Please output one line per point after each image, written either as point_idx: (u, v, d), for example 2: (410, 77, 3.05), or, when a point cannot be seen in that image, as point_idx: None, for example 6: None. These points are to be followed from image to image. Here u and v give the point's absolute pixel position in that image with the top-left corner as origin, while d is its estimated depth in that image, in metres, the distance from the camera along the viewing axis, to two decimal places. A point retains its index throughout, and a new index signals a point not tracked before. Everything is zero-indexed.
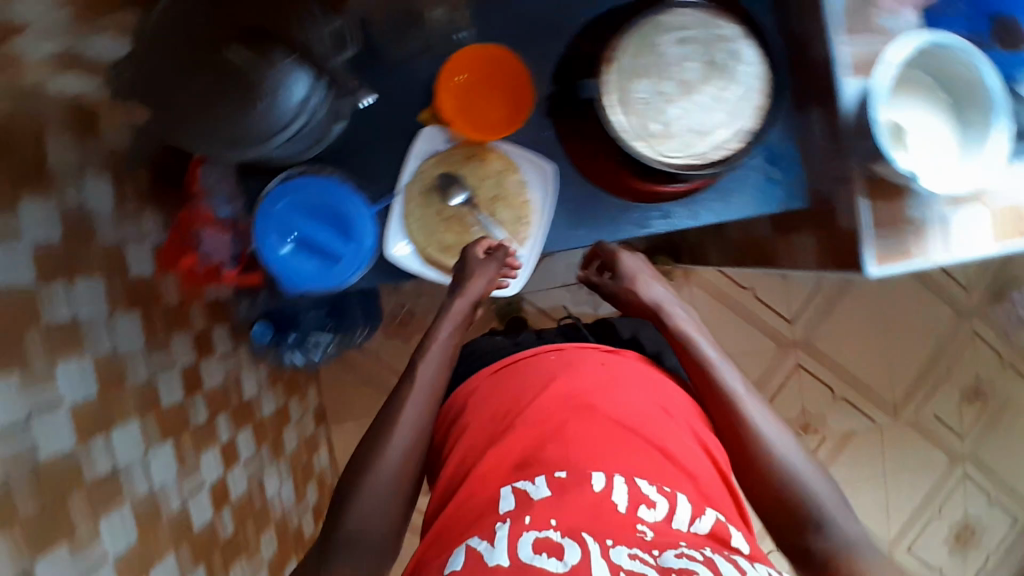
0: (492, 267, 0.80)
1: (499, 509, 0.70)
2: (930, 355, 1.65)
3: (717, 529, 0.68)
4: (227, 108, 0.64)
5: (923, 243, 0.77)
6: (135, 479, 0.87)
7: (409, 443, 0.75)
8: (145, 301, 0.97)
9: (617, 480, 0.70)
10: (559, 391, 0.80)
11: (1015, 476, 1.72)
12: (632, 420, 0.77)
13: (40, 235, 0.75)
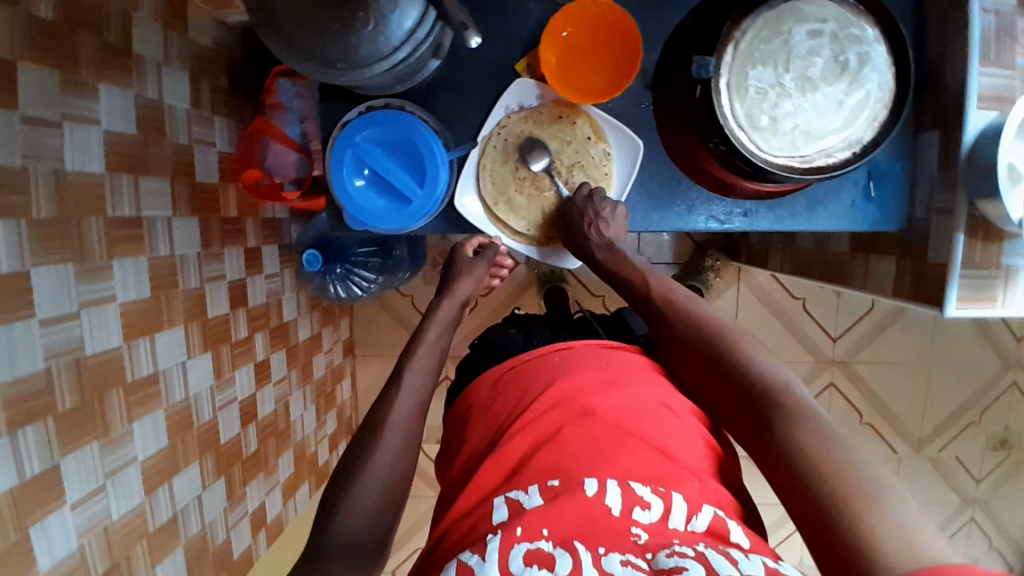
0: (480, 267, 0.82)
1: (490, 519, 0.63)
2: (968, 398, 1.60)
3: (716, 524, 0.62)
4: (334, 26, 0.61)
5: (1008, 291, 0.74)
6: (173, 386, 0.88)
7: (403, 441, 0.67)
8: (205, 210, 0.96)
9: (611, 484, 0.63)
10: (551, 392, 0.74)
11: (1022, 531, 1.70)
12: (629, 420, 0.70)
13: (110, 122, 0.74)
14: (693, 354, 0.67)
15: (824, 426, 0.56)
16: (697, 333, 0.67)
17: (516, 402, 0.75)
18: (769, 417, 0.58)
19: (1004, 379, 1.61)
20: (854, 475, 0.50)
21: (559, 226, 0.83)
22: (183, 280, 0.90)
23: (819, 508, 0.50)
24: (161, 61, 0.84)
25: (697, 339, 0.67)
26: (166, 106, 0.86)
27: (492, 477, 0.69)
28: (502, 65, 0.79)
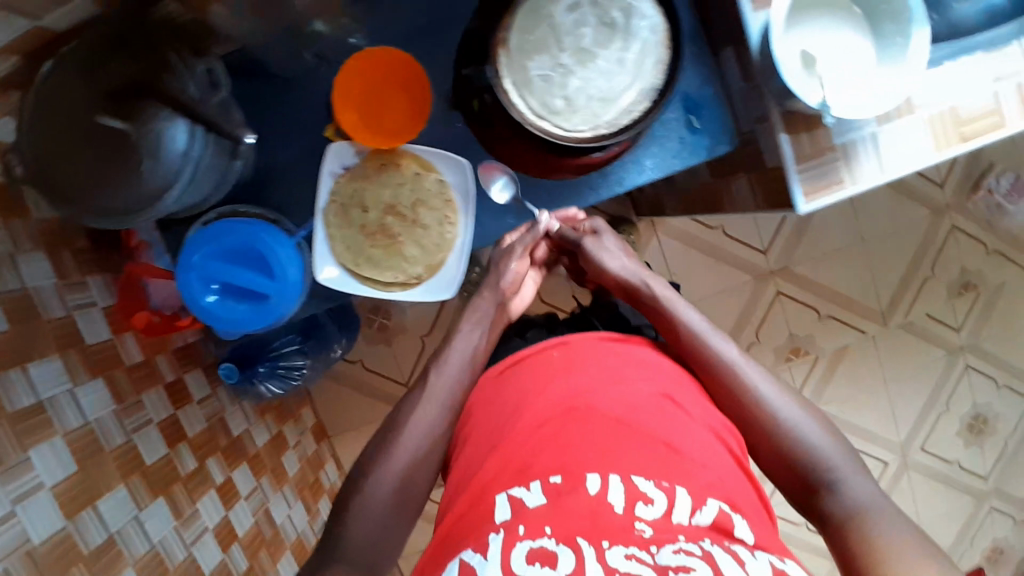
0: (520, 253, 0.84)
1: (489, 520, 0.59)
2: (914, 258, 1.61)
3: (721, 518, 0.58)
4: (119, 178, 0.63)
5: (852, 169, 0.75)
6: (134, 542, 0.84)
7: (423, 447, 0.72)
8: (110, 366, 0.90)
9: (614, 479, 0.59)
10: (547, 391, 0.68)
11: (1017, 358, 1.70)
12: (635, 410, 0.65)
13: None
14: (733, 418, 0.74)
15: (867, 507, 0.65)
16: (741, 395, 0.73)
17: (513, 407, 0.69)
18: (816, 470, 0.68)
19: (941, 226, 1.61)
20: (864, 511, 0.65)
21: (426, 264, 0.82)
22: (105, 441, 0.84)
23: (850, 540, 0.64)
24: (11, 251, 0.75)
25: (739, 401, 0.73)
26: (30, 288, 0.77)
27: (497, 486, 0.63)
28: (313, 133, 0.81)
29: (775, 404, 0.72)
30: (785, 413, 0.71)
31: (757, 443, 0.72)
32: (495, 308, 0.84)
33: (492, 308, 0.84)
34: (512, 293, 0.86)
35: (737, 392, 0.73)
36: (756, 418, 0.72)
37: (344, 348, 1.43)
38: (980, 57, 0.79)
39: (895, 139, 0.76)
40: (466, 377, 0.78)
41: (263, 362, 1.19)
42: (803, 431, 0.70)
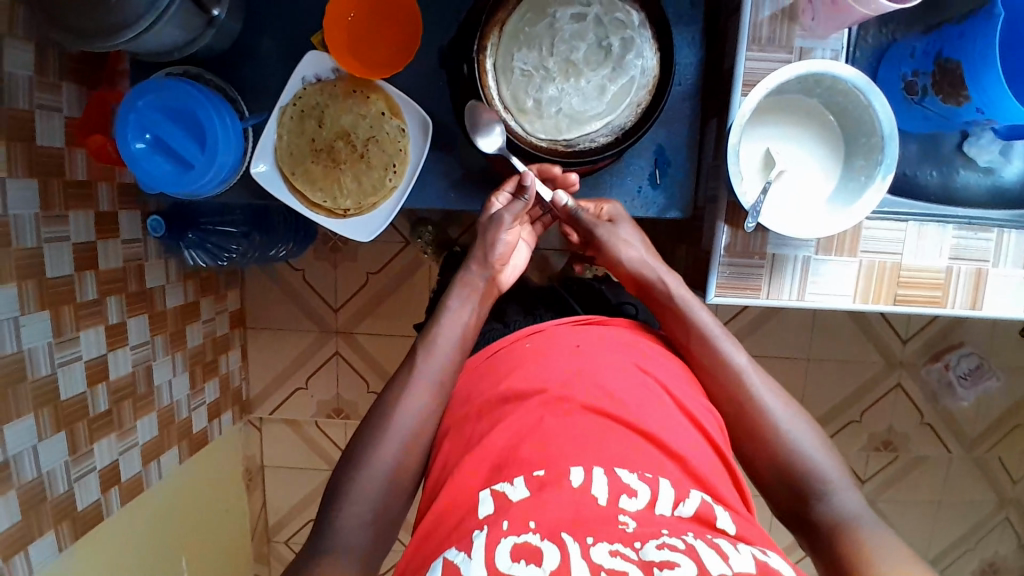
0: (511, 227, 0.79)
1: (473, 515, 0.54)
2: (846, 398, 1.56)
3: (704, 509, 0.54)
4: (87, 5, 0.64)
5: (774, 282, 0.76)
6: (4, 338, 0.87)
7: (411, 430, 0.68)
8: (46, 173, 0.92)
9: (597, 471, 0.54)
10: (523, 387, 0.63)
11: (910, 534, 1.64)
12: (603, 398, 0.60)
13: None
14: (741, 425, 0.69)
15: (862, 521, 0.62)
16: (746, 401, 0.69)
17: (490, 397, 0.64)
18: (798, 487, 0.65)
19: (887, 379, 1.55)
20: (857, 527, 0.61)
21: (357, 200, 0.82)
22: (15, 238, 0.88)
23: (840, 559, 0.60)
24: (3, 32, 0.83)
25: (748, 405, 0.69)
26: (8, 73, 0.85)
27: (472, 469, 0.58)
28: (304, 33, 0.82)
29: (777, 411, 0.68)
30: (773, 411, 0.68)
31: (755, 456, 0.68)
32: (484, 279, 0.79)
33: (481, 282, 0.79)
34: (504, 262, 0.81)
35: (743, 397, 0.69)
36: (761, 427, 0.68)
37: (289, 250, 1.42)
38: (950, 230, 0.79)
39: (823, 274, 0.76)
40: (458, 352, 0.74)
41: (192, 230, 1.20)
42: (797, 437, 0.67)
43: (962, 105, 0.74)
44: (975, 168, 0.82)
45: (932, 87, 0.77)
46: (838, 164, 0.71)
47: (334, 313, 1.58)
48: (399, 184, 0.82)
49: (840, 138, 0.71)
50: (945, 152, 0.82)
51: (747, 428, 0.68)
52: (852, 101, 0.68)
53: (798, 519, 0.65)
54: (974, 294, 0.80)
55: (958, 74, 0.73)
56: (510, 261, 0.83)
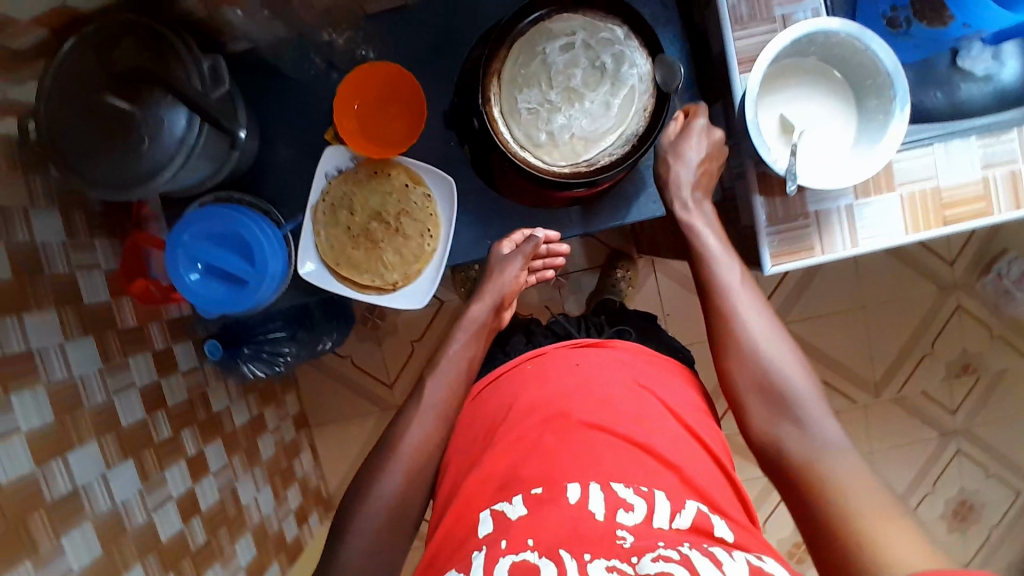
0: (516, 263, 0.84)
1: (476, 535, 0.64)
2: (912, 334, 1.53)
3: (699, 519, 0.63)
4: (120, 155, 0.68)
5: (827, 238, 0.77)
6: (97, 496, 0.88)
7: (417, 457, 0.74)
8: (100, 328, 0.95)
9: (593, 488, 0.63)
10: (526, 408, 0.73)
11: (1018, 452, 1.58)
12: (606, 420, 0.70)
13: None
14: (753, 384, 0.72)
15: (864, 482, 0.61)
16: (754, 361, 0.72)
17: (496, 426, 0.74)
18: (802, 446, 0.67)
19: (946, 305, 1.52)
20: (855, 485, 0.61)
21: (403, 272, 0.85)
22: (85, 397, 0.89)
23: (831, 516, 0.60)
24: (26, 206, 0.83)
25: (756, 369, 0.72)
26: (39, 245, 0.85)
27: (480, 494, 0.68)
28: (316, 133, 0.86)
29: (789, 373, 0.71)
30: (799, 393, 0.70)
31: (762, 418, 0.71)
32: (488, 314, 0.85)
33: (488, 314, 0.85)
34: (508, 296, 0.86)
35: (755, 357, 0.72)
36: (774, 388, 0.71)
37: (333, 342, 1.45)
38: (973, 141, 0.80)
39: (870, 216, 0.77)
40: (462, 380, 0.80)
41: (246, 344, 1.23)
42: (805, 400, 0.69)
43: (949, 24, 0.77)
44: (975, 79, 0.81)
45: (914, 16, 0.80)
46: (852, 111, 0.73)
47: (389, 389, 1.60)
48: (437, 246, 0.85)
49: (847, 86, 0.73)
50: (941, 72, 0.82)
51: (761, 389, 0.71)
52: (848, 49, 0.70)
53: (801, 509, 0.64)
54: (1015, 194, 0.79)
55: None
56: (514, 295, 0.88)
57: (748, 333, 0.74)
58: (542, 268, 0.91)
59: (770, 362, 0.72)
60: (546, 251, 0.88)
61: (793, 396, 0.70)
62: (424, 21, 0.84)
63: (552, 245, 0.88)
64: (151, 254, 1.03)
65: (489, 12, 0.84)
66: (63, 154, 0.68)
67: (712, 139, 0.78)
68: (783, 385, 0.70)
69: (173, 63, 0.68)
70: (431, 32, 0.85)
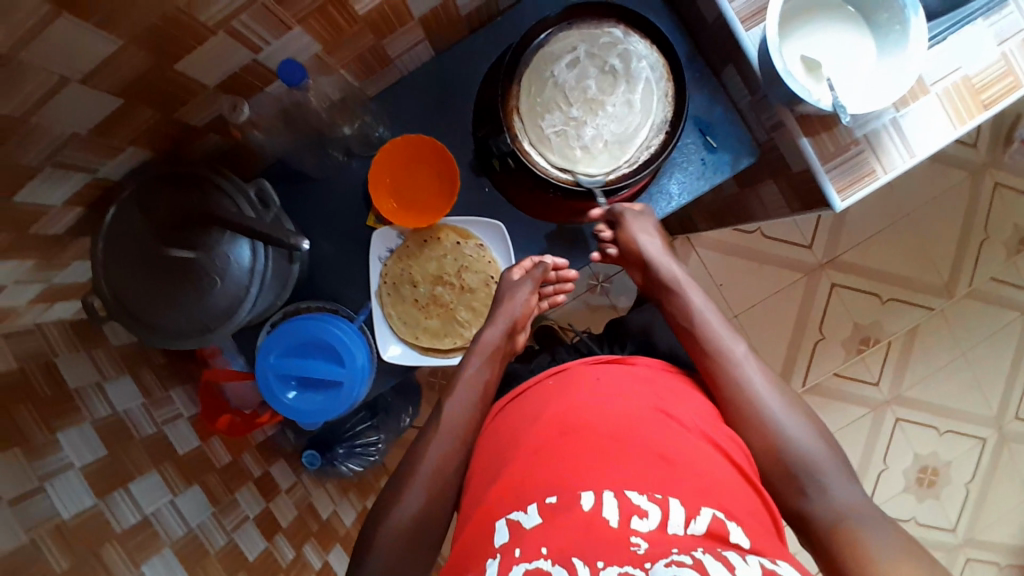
0: (527, 286, 0.82)
1: (489, 544, 0.56)
2: (962, 227, 1.49)
3: (716, 526, 0.53)
4: (194, 300, 0.69)
5: (881, 157, 0.76)
6: None
7: (439, 480, 0.68)
8: (202, 473, 0.91)
9: (607, 494, 0.55)
10: (545, 425, 0.63)
11: None
12: (621, 427, 0.61)
13: (78, 457, 0.71)
14: (763, 447, 0.68)
15: (889, 551, 0.57)
16: (759, 421, 0.69)
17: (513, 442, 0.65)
18: (822, 510, 0.63)
19: (984, 185, 1.48)
20: (877, 553, 0.57)
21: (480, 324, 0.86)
22: (208, 543, 0.85)
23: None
24: (99, 379, 0.78)
25: (764, 430, 0.68)
26: (121, 413, 0.80)
27: (495, 499, 0.60)
28: (356, 222, 0.88)
29: (767, 392, 0.70)
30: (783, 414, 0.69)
31: (781, 485, 0.66)
32: (503, 340, 0.80)
33: (503, 339, 0.80)
34: (521, 324, 0.82)
35: (760, 419, 0.69)
36: (786, 452, 0.66)
37: (411, 416, 1.41)
38: (982, 24, 0.77)
39: (915, 124, 0.76)
40: (478, 410, 0.74)
41: (338, 444, 1.26)
42: (822, 462, 0.66)
43: None
44: None
45: None
46: (866, 30, 0.73)
47: None
48: None
49: (853, 9, 0.74)
50: None
51: (769, 449, 0.67)
52: None
53: (795, 517, 0.65)
54: None
55: None
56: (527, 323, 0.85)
57: (749, 387, 0.71)
58: (551, 296, 0.88)
59: (778, 421, 0.68)
60: (553, 275, 0.86)
61: (808, 459, 0.66)
62: (423, 85, 0.86)
63: (558, 268, 0.87)
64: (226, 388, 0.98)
65: (481, 58, 0.86)
66: (137, 314, 0.68)
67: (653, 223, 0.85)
68: (795, 450, 0.66)
69: (223, 199, 0.70)
70: (432, 94, 0.87)
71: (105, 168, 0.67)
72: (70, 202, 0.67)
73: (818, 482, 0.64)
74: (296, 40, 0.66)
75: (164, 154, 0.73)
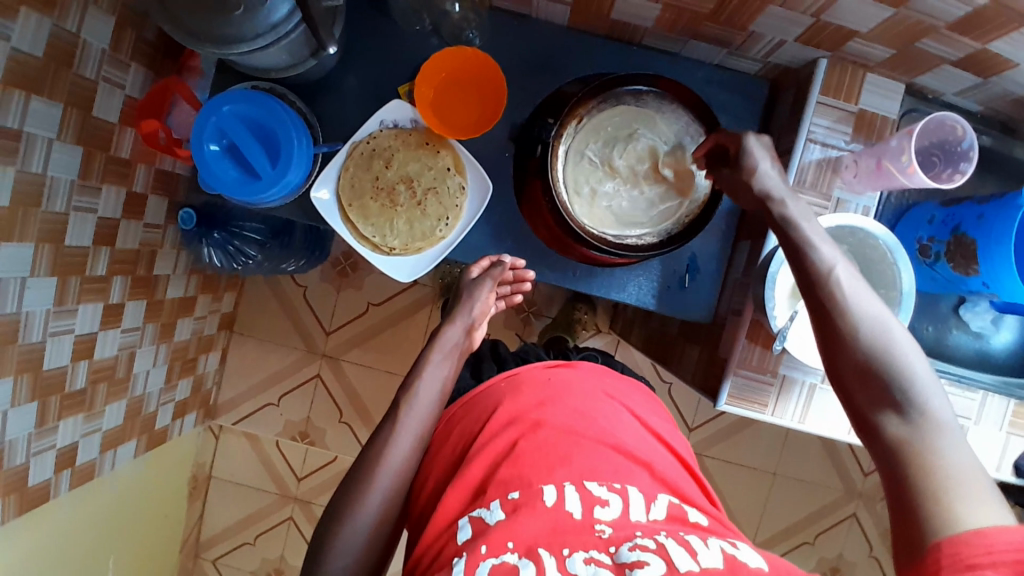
0: (485, 289, 0.86)
1: (456, 541, 0.62)
2: (803, 518, 1.53)
3: (672, 510, 0.64)
4: (210, 10, 0.68)
5: (778, 403, 0.82)
6: (6, 297, 0.82)
7: (396, 479, 0.72)
8: (93, 144, 0.90)
9: (569, 489, 0.63)
10: (500, 417, 0.72)
11: None
12: (580, 424, 0.71)
13: (20, 38, 0.74)
14: (853, 371, 0.62)
15: (970, 482, 0.54)
16: (863, 351, 0.61)
17: (468, 438, 0.73)
18: (897, 437, 0.58)
19: (844, 507, 1.54)
20: (957, 484, 0.54)
21: (404, 242, 0.86)
22: (45, 202, 0.84)
23: (923, 509, 0.53)
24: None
25: (860, 357, 0.61)
26: (83, 40, 0.84)
27: (455, 502, 0.66)
28: (392, 83, 0.90)
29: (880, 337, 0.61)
30: (883, 334, 0.61)
31: (857, 397, 0.61)
32: (461, 337, 0.84)
33: (460, 338, 0.84)
34: (479, 322, 0.87)
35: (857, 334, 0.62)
36: (882, 399, 0.60)
37: (296, 267, 1.43)
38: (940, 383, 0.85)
39: (824, 401, 0.82)
40: (437, 403, 0.78)
41: (219, 229, 1.17)
42: (923, 384, 0.59)
43: (970, 275, 0.80)
44: (967, 330, 0.88)
45: (944, 254, 0.83)
46: None
47: (325, 335, 1.58)
48: (449, 234, 0.87)
49: None
50: (942, 311, 0.89)
51: (861, 379, 0.61)
52: (870, 249, 0.77)
53: (861, 421, 0.61)
54: None
55: (972, 249, 0.79)
56: (485, 323, 0.89)
57: (868, 330, 0.62)
58: (509, 294, 0.92)
59: (875, 337, 0.61)
60: (511, 276, 0.89)
61: (905, 388, 0.59)
62: (534, 39, 0.89)
63: (517, 270, 0.89)
64: (176, 104, 0.99)
65: (592, 65, 0.89)
66: None
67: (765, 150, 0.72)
68: (897, 371, 0.60)
69: None
70: (534, 52, 0.89)
71: None
72: None
73: (911, 411, 0.58)
74: None
75: None
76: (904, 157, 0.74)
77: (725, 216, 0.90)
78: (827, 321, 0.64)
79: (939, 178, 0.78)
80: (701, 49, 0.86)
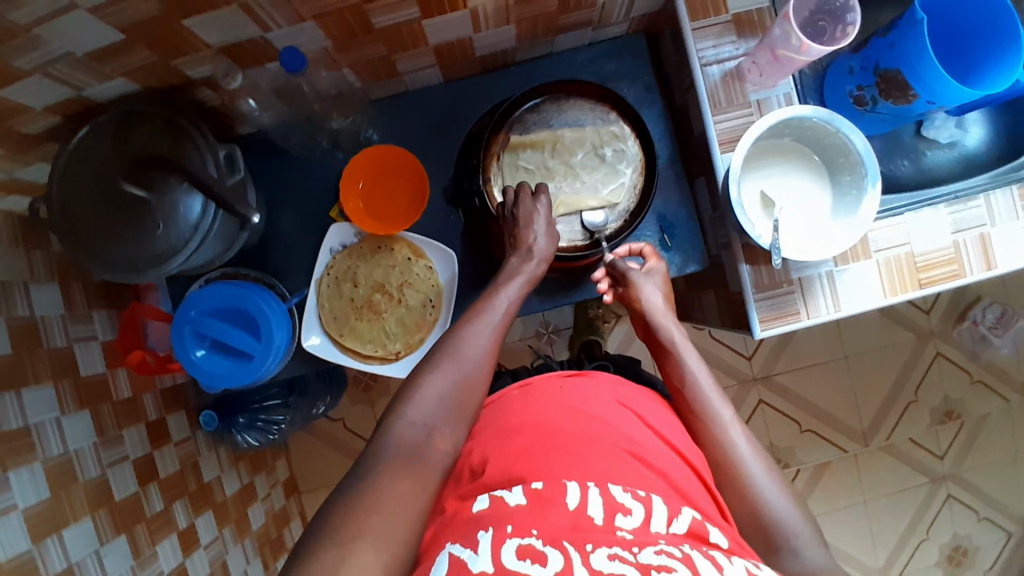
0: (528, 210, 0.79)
1: (470, 511, 0.60)
2: (894, 382, 1.51)
3: (695, 526, 0.58)
4: (134, 239, 0.71)
5: (807, 305, 0.82)
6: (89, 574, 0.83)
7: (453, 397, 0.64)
8: (96, 401, 0.93)
9: (592, 492, 0.58)
10: (512, 423, 0.69)
11: (1008, 494, 1.54)
12: (592, 426, 0.67)
13: None
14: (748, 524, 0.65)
15: None
16: (751, 501, 0.66)
17: (491, 432, 0.70)
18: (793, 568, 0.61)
19: (925, 352, 1.51)
20: None
21: (405, 341, 0.88)
22: (80, 472, 0.86)
23: None
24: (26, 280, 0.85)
25: (752, 498, 0.66)
26: (39, 318, 0.86)
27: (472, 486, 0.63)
28: (324, 209, 0.92)
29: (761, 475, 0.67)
30: (766, 488, 0.66)
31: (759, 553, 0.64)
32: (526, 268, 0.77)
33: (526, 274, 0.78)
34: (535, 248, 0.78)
35: (748, 492, 0.66)
36: (756, 510, 0.65)
37: (326, 406, 1.43)
38: (943, 209, 0.84)
39: (848, 282, 0.82)
40: None
41: (242, 414, 1.23)
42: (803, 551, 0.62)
43: (912, 101, 0.81)
44: (939, 146, 0.89)
45: (880, 94, 0.84)
46: (827, 186, 0.81)
47: None
48: (440, 316, 0.89)
49: (818, 159, 0.82)
50: (906, 141, 0.90)
51: (753, 523, 0.65)
52: (809, 128, 0.78)
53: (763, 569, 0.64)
54: (986, 256, 0.84)
55: (900, 78, 0.80)
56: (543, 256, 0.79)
57: (750, 481, 0.67)
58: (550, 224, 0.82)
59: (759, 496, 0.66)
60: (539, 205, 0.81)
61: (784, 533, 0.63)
62: (424, 107, 0.92)
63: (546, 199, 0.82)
64: (149, 325, 1.01)
65: (484, 100, 0.92)
66: (75, 232, 0.71)
67: (659, 275, 0.83)
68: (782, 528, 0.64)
69: (188, 150, 0.72)
70: (430, 117, 0.92)
71: (91, 90, 0.69)
72: (51, 109, 0.69)
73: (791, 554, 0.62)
74: (307, 31, 0.69)
75: (153, 92, 0.74)
76: (793, 40, 0.74)
77: (671, 166, 0.92)
78: (722, 466, 0.69)
79: (835, 39, 0.79)
80: (569, 39, 0.89)
